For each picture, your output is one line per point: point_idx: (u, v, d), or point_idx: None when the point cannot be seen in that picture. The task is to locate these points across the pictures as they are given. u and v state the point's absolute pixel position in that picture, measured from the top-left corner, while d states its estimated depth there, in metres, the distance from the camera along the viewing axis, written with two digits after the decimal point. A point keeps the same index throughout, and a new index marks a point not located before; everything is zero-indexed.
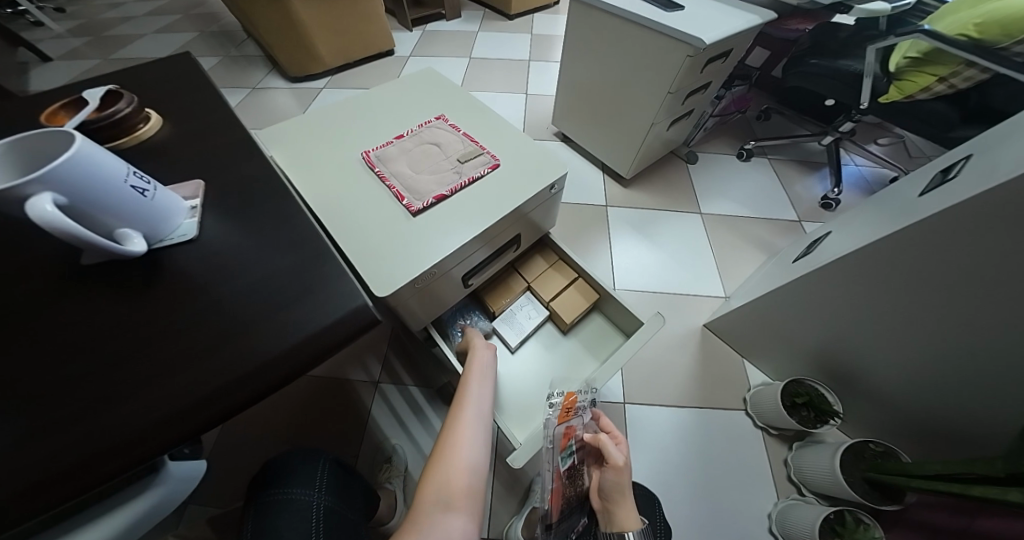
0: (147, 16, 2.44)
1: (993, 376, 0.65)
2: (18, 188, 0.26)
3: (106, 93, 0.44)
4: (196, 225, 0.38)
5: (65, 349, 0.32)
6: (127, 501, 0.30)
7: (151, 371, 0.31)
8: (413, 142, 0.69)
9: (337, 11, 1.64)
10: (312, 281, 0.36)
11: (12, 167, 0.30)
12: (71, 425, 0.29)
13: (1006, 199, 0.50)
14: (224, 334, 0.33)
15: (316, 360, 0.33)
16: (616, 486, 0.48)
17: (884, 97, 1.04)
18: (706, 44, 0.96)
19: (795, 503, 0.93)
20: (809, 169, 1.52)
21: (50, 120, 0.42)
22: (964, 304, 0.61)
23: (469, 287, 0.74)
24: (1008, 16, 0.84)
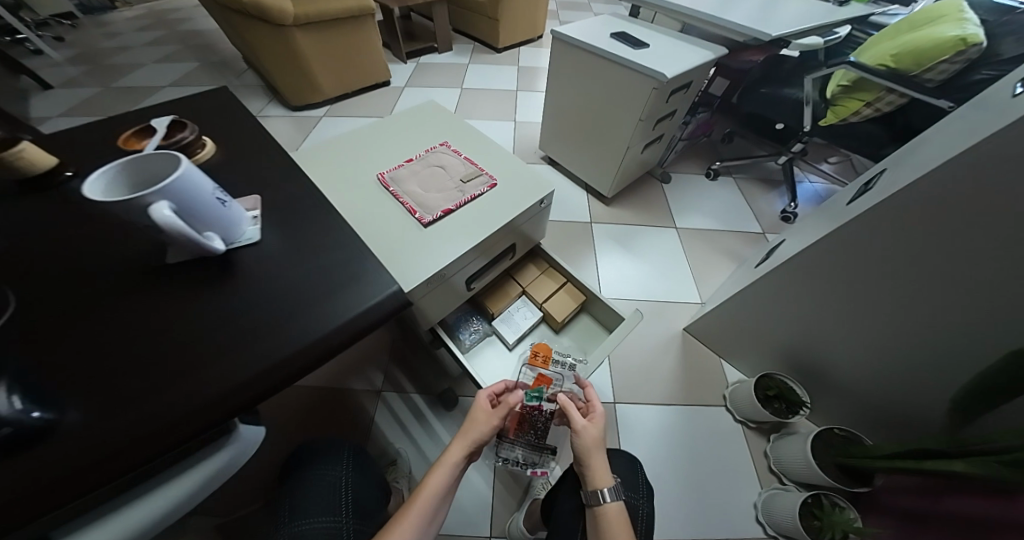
0: (147, 46, 2.53)
1: (929, 355, 0.75)
2: (142, 199, 0.33)
3: (174, 123, 0.53)
4: (258, 231, 0.45)
5: (143, 329, 0.37)
6: (207, 457, 0.35)
7: (224, 345, 0.37)
8: (421, 165, 0.78)
9: (337, 45, 1.76)
10: (350, 271, 0.43)
11: (125, 183, 0.37)
12: (161, 388, 0.34)
13: (909, 201, 0.62)
14: (281, 314, 0.39)
15: (359, 333, 0.40)
16: (591, 448, 0.54)
17: (824, 121, 1.20)
18: (668, 77, 1.10)
19: (776, 492, 1.01)
20: (770, 186, 1.68)
21: (125, 144, 0.51)
22: (895, 293, 0.72)
23: (471, 290, 0.82)
24: (916, 49, 0.98)
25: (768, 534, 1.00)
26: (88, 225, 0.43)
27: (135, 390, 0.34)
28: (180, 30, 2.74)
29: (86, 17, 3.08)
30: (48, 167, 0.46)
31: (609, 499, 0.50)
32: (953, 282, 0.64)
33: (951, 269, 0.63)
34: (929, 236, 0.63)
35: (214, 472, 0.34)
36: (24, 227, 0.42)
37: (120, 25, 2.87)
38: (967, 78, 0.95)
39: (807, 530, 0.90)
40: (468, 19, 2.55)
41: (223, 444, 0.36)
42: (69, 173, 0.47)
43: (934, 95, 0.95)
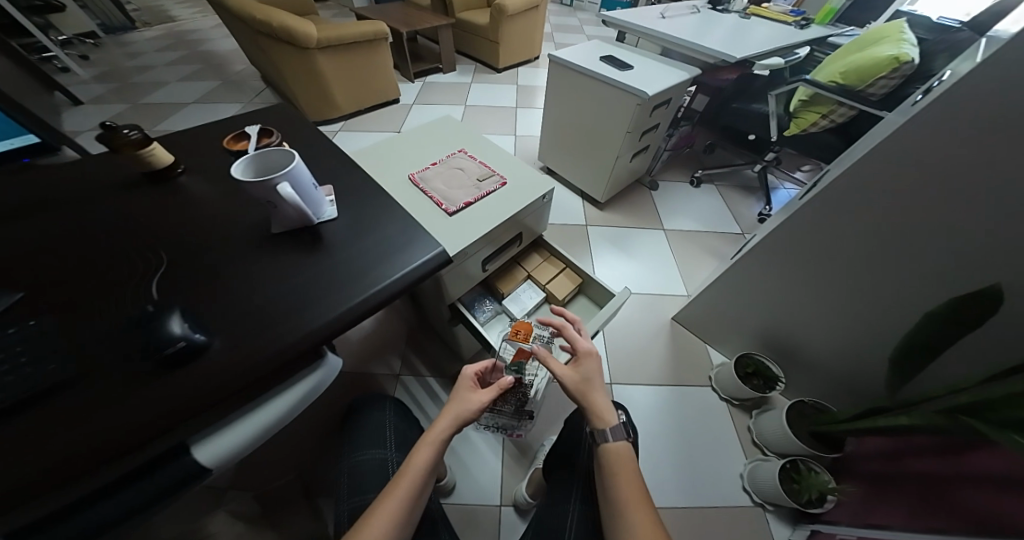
0: (169, 65, 2.70)
1: (876, 324, 0.88)
2: (267, 185, 0.45)
3: (263, 130, 0.64)
4: (333, 211, 0.56)
5: (254, 275, 0.49)
6: (306, 375, 0.48)
7: (316, 288, 0.49)
8: (444, 167, 0.93)
9: (353, 66, 1.93)
10: (404, 236, 0.55)
11: (249, 169, 0.49)
12: (276, 318, 0.46)
13: (845, 191, 0.76)
14: (357, 266, 0.52)
15: (415, 281, 0.52)
16: (583, 392, 0.55)
17: (789, 131, 1.37)
18: (649, 94, 1.27)
19: (759, 462, 1.11)
20: (749, 192, 1.84)
21: (229, 141, 0.63)
22: (846, 270, 0.86)
23: (485, 272, 0.95)
24: (860, 69, 1.12)
25: (754, 501, 1.11)
26: (199, 207, 0.56)
27: (255, 319, 0.46)
28: (200, 51, 2.92)
29: (107, 37, 3.26)
30: (167, 164, 0.58)
31: (614, 436, 0.50)
32: (885, 257, 0.77)
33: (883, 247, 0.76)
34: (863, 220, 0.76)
35: (314, 385, 0.48)
36: (152, 208, 0.55)
37: (141, 45, 3.05)
38: (905, 91, 1.11)
39: (788, 493, 1.02)
40: (470, 41, 2.76)
41: (316, 367, 0.49)
42: (180, 170, 0.60)
43: (877, 108, 1.10)
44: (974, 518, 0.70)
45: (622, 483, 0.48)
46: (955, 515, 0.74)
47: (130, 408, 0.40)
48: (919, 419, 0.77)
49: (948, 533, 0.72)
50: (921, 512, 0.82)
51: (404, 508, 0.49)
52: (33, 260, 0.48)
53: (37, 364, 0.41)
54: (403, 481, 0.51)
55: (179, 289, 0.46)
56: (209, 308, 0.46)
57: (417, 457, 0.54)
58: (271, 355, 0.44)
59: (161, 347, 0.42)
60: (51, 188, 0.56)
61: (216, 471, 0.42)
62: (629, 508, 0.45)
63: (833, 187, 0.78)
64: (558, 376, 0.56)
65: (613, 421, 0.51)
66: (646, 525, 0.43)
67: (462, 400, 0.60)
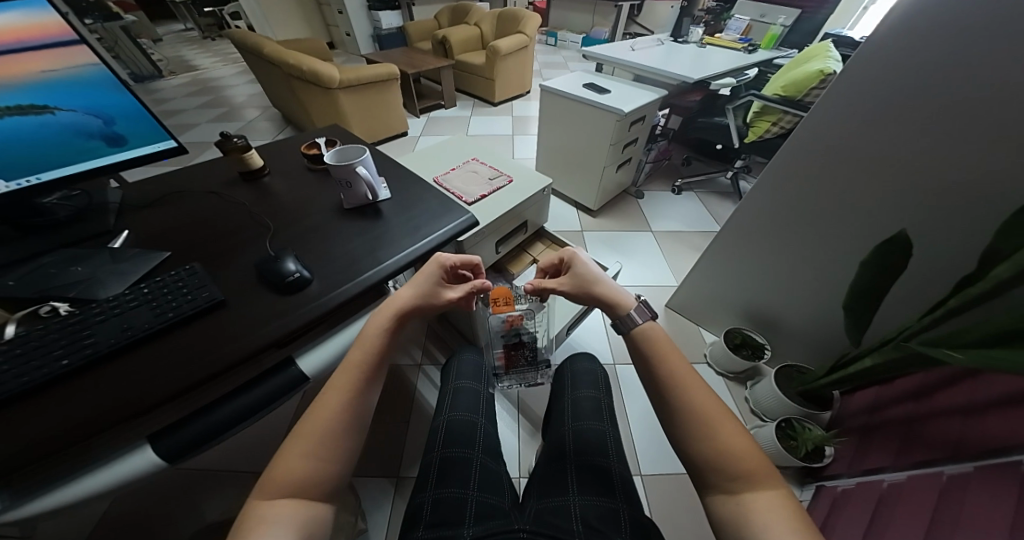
0: (196, 109, 2.99)
1: (831, 284, 1.04)
2: (352, 165, 0.64)
3: (329, 140, 0.84)
4: (389, 191, 0.75)
5: (339, 237, 0.66)
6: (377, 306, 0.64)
7: (384, 242, 0.66)
8: (461, 170, 1.13)
9: (368, 102, 2.19)
10: (446, 207, 0.73)
11: (336, 157, 0.69)
12: (361, 263, 0.62)
13: (783, 173, 0.95)
14: (413, 228, 0.68)
15: (455, 235, 0.69)
16: (600, 292, 0.69)
17: (748, 138, 1.58)
18: (625, 111, 1.49)
19: (757, 428, 1.22)
20: (726, 196, 2.05)
21: (305, 147, 0.83)
22: (799, 241, 1.03)
23: (498, 254, 1.12)
24: (799, 82, 1.38)
25: None
26: (286, 195, 0.74)
27: (342, 258, 0.63)
28: (223, 96, 3.23)
29: (137, 86, 3.59)
30: (258, 166, 0.78)
31: (646, 315, 0.64)
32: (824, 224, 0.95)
33: (821, 214, 0.94)
34: (801, 195, 0.95)
35: None
36: (249, 199, 0.73)
37: (169, 93, 3.35)
38: None
39: (787, 450, 1.11)
40: (467, 79, 3.08)
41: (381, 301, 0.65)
42: (266, 172, 0.79)
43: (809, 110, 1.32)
44: (950, 443, 0.82)
45: (671, 365, 0.58)
46: (933, 445, 0.86)
47: (262, 321, 0.54)
48: (876, 360, 0.91)
49: (930, 462, 0.84)
50: (907, 449, 0.93)
51: (351, 400, 0.48)
52: (173, 234, 0.65)
53: (193, 292, 0.56)
54: (349, 374, 0.50)
55: (282, 244, 0.64)
56: (307, 254, 0.63)
57: (367, 335, 0.53)
58: (360, 284, 0.59)
59: (281, 278, 0.57)
60: (177, 191, 0.74)
61: (314, 379, 0.59)
62: (680, 383, 0.56)
63: (773, 171, 0.97)
64: (570, 291, 0.70)
65: (634, 302, 0.66)
66: (699, 391, 0.55)
67: (402, 297, 0.58)
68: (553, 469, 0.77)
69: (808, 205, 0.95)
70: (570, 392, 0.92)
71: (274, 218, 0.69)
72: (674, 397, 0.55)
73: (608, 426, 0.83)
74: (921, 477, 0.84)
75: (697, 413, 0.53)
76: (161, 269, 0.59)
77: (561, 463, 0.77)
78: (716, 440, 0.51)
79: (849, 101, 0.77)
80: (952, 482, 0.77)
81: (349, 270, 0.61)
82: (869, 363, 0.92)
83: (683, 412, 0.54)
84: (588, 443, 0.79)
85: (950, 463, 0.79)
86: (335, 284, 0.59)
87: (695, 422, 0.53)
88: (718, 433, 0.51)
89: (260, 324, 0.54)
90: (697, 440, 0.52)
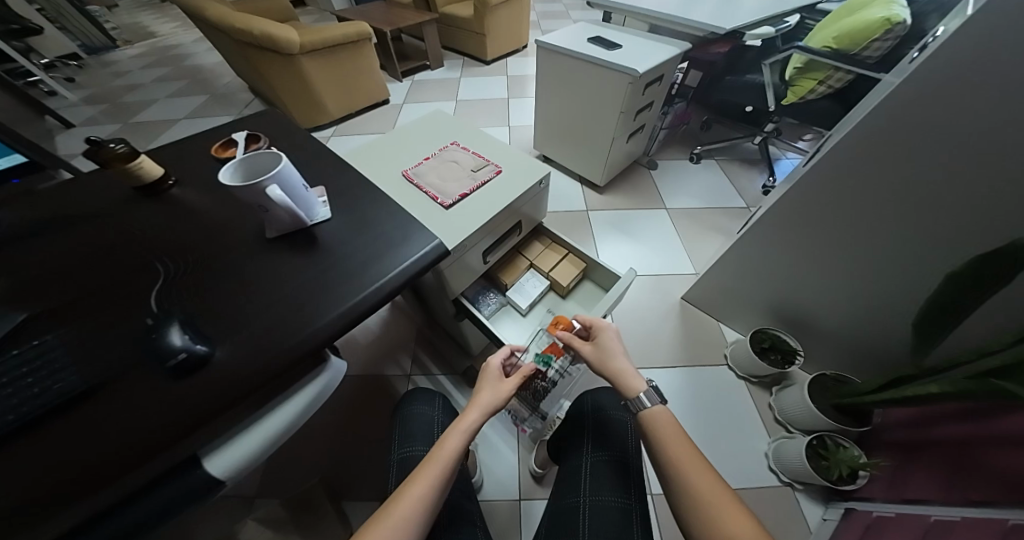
0: (156, 83, 2.70)
1: (888, 290, 0.86)
2: (261, 184, 0.45)
3: (250, 137, 0.64)
4: (326, 210, 0.57)
5: (262, 287, 0.50)
6: (312, 379, 0.49)
7: (321, 293, 0.50)
8: (438, 160, 0.93)
9: (339, 68, 1.91)
10: (394, 238, 0.55)
11: (235, 175, 0.49)
12: (286, 323, 0.48)
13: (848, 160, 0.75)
14: (350, 269, 0.52)
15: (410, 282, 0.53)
16: (612, 369, 0.63)
17: (786, 100, 1.38)
18: (640, 72, 1.23)
19: (783, 441, 1.11)
20: (750, 164, 1.81)
21: (219, 152, 0.62)
22: (855, 239, 0.84)
23: (486, 265, 0.95)
24: (852, 32, 1.15)
25: (782, 480, 1.10)
26: (193, 217, 0.56)
27: (260, 319, 0.48)
28: (185, 65, 2.91)
29: (90, 57, 3.24)
30: (157, 177, 0.59)
31: (652, 403, 0.56)
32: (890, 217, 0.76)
33: (886, 206, 0.75)
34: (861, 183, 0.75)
35: (320, 388, 0.48)
36: (147, 226, 0.55)
37: (126, 63, 3.03)
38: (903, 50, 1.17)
39: (817, 471, 1.00)
40: (455, 35, 2.72)
41: (321, 369, 0.50)
42: (171, 182, 0.61)
43: (871, 69, 1.12)
44: (1012, 482, 0.67)
45: (667, 441, 0.53)
46: (990, 480, 0.72)
47: (144, 419, 0.41)
48: (938, 386, 0.74)
49: (991, 502, 0.69)
50: (959, 480, 0.79)
51: (427, 498, 0.48)
52: (41, 286, 0.49)
53: (47, 383, 0.42)
54: (431, 466, 0.51)
55: (178, 299, 0.48)
56: (210, 315, 0.47)
57: (449, 441, 0.54)
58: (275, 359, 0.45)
59: (165, 358, 0.44)
60: (54, 217, 0.56)
61: (232, 482, 0.43)
62: (679, 464, 0.50)
63: (837, 150, 0.75)
64: (588, 358, 0.65)
65: (643, 384, 0.58)
66: (695, 469, 0.48)
67: (490, 384, 0.63)
68: (564, 512, 0.67)
69: (883, 197, 0.74)
70: (587, 452, 0.73)
71: (177, 256, 0.52)
72: (669, 481, 0.50)
73: (635, 501, 0.66)
74: (976, 520, 0.69)
75: (696, 496, 0.46)
76: (14, 345, 0.44)
77: (572, 498, 0.68)
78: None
79: (957, 64, 0.55)
80: (1017, 530, 0.61)
81: (267, 335, 0.47)
82: (930, 390, 0.76)
83: (678, 497, 0.48)
84: (604, 524, 0.63)
85: (1015, 510, 0.64)
86: (245, 356, 0.45)
87: (693, 507, 0.46)
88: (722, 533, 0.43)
89: (138, 426, 0.41)
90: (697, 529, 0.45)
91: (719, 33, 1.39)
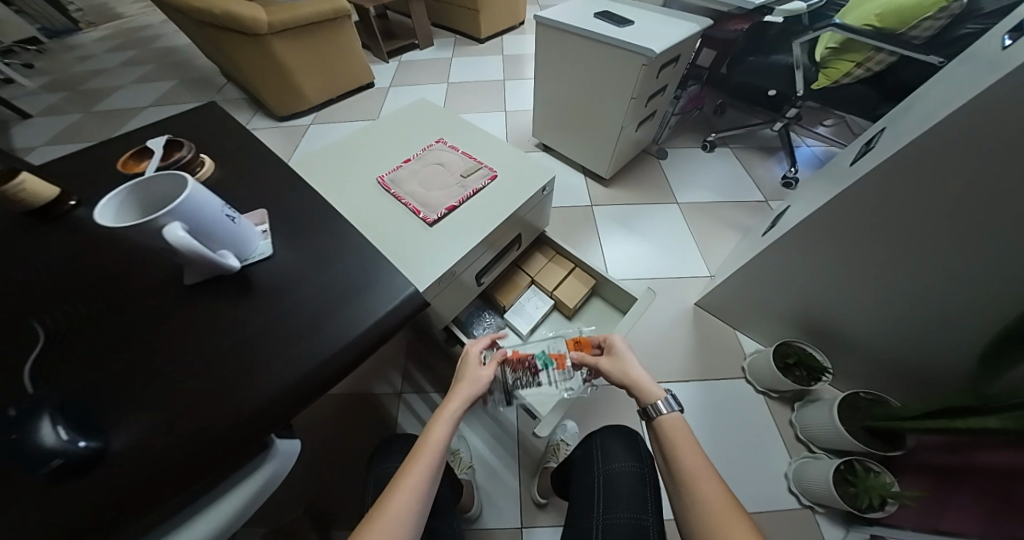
0: (122, 67, 2.49)
1: (943, 310, 0.76)
2: (157, 220, 0.32)
3: (167, 144, 0.51)
4: (269, 244, 0.46)
5: (190, 352, 0.39)
6: (249, 475, 0.38)
7: (269, 357, 0.39)
8: (420, 164, 0.81)
9: (316, 49, 1.73)
10: (363, 282, 0.44)
11: (133, 209, 0.36)
12: (219, 401, 0.36)
13: (913, 164, 0.63)
14: (308, 325, 0.41)
15: (385, 338, 0.42)
16: (632, 381, 0.55)
17: (816, 84, 1.25)
18: (656, 52, 1.08)
19: (805, 461, 1.02)
20: (767, 153, 1.68)
21: (127, 169, 0.49)
22: (910, 254, 0.72)
23: (481, 286, 0.84)
24: (897, 8, 1.04)
25: (802, 502, 1.01)
26: (103, 254, 0.44)
27: (175, 404, 0.36)
28: (154, 47, 2.69)
29: (51, 40, 3.00)
30: (50, 197, 0.47)
31: (667, 410, 0.49)
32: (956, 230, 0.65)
33: (950, 219, 0.63)
34: (921, 191, 0.64)
35: (264, 482, 0.38)
36: (41, 267, 0.43)
37: (90, 46, 2.80)
38: (954, 32, 1.02)
39: (844, 498, 0.91)
40: (446, 11, 2.50)
41: (265, 457, 0.39)
42: (72, 202, 0.48)
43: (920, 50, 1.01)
44: None
45: (679, 450, 0.46)
46: None
47: None
48: (998, 423, 0.63)
49: None
50: (1002, 518, 0.69)
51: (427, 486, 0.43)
52: None
53: None
54: (422, 456, 0.45)
55: (68, 376, 0.37)
56: (112, 395, 0.36)
57: (434, 433, 0.48)
58: (198, 457, 0.34)
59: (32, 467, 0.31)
60: None
61: None
62: (688, 479, 0.43)
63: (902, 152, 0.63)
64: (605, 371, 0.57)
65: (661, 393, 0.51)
66: (709, 488, 0.41)
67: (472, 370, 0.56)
68: None
69: (956, 209, 0.62)
70: (600, 513, 0.61)
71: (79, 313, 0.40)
72: (678, 499, 0.42)
73: None
74: None
75: (707, 523, 0.39)
76: None
77: None
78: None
79: None
80: None
81: (190, 420, 0.35)
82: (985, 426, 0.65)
83: (686, 519, 0.41)
84: None
85: None
86: (158, 452, 0.34)
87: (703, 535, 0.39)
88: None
89: None
90: None
91: (743, 8, 1.23)
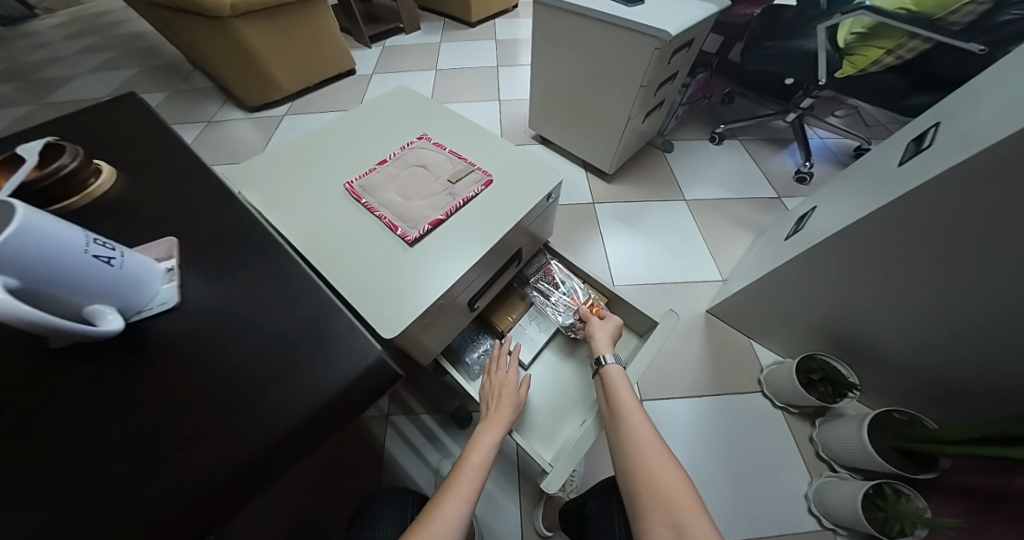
0: (79, 54, 2.28)
1: (999, 329, 0.67)
2: None
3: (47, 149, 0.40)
4: (174, 290, 0.36)
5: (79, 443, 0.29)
6: None
7: (192, 444, 0.29)
8: (398, 166, 0.69)
9: (289, 32, 1.57)
10: (320, 339, 0.34)
11: None
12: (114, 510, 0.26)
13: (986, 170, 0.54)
14: (250, 395, 0.31)
15: (354, 411, 0.32)
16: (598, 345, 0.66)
17: (840, 72, 1.15)
18: (672, 34, 0.96)
19: (829, 479, 0.92)
20: (778, 145, 1.58)
21: None
22: (966, 268, 0.63)
23: (475, 311, 0.73)
24: None
25: (823, 524, 0.91)
26: None
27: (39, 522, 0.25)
28: (116, 33, 2.48)
29: (4, 27, 2.76)
30: None
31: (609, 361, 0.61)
32: None
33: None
34: (993, 198, 0.55)
35: None
36: None
37: (46, 33, 2.58)
38: (995, 18, 0.89)
39: (871, 523, 0.80)
40: None
41: None
42: None
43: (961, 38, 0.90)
44: None
45: (618, 393, 0.56)
46: None
47: None
48: None
49: None
50: None
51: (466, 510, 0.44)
52: None
53: None
54: (462, 484, 0.47)
55: None
56: None
57: (474, 457, 0.51)
58: None
59: None
60: None
61: None
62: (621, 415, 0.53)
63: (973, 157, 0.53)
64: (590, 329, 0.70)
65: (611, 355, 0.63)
66: (637, 420, 0.51)
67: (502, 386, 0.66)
68: None
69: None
70: None
71: None
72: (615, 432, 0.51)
73: None
74: None
75: (634, 440, 0.48)
76: None
77: None
78: (634, 506, 0.43)
79: None
80: None
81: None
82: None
83: (620, 444, 0.50)
84: None
85: None
86: None
87: (628, 452, 0.48)
88: (641, 499, 0.43)
89: None
90: (629, 470, 0.46)
91: None
